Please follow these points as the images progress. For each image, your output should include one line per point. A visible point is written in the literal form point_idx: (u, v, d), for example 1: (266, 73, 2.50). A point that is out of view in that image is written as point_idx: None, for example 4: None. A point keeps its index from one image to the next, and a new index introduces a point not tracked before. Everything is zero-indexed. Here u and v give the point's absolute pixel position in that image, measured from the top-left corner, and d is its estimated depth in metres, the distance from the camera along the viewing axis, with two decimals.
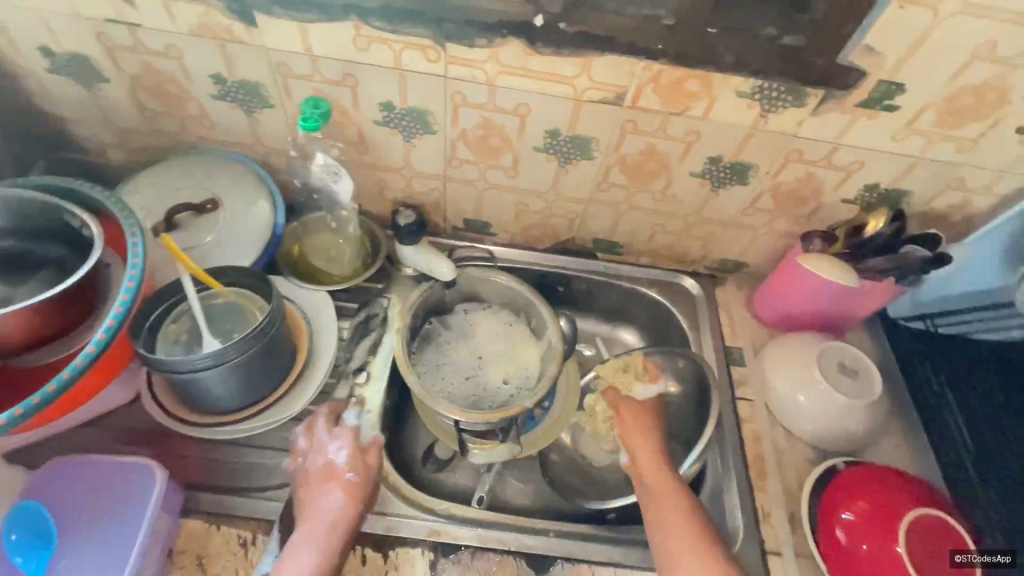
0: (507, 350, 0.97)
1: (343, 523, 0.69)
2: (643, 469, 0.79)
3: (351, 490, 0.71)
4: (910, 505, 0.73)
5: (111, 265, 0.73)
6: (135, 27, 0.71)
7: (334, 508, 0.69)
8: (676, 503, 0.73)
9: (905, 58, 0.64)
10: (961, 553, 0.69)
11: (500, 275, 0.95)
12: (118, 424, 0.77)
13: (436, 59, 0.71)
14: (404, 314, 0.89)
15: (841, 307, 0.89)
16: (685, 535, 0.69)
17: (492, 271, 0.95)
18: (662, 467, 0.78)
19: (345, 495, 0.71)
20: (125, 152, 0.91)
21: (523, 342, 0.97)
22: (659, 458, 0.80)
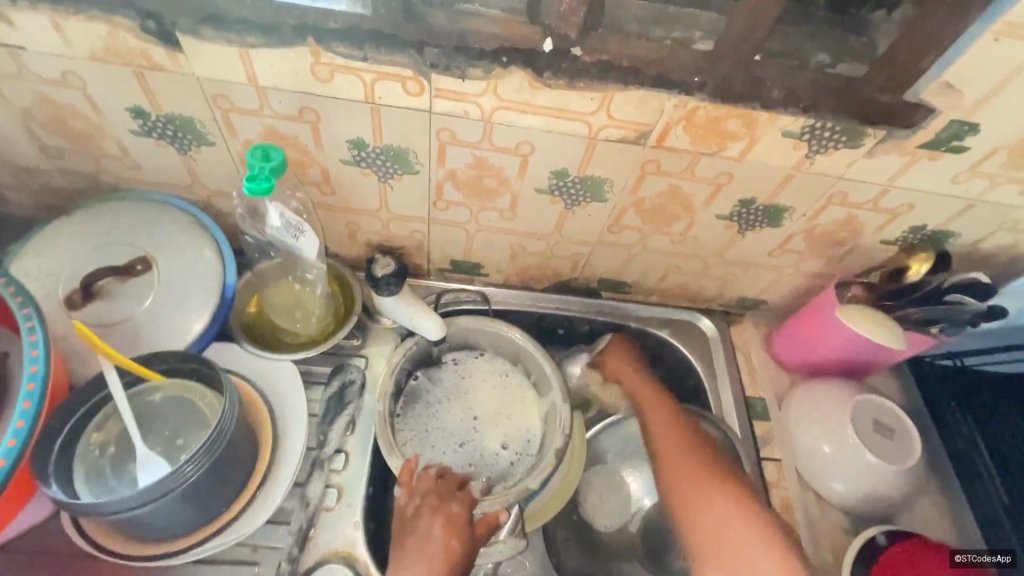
0: (505, 408, 0.83)
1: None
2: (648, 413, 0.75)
3: (449, 548, 0.64)
4: (926, 547, 0.71)
5: (10, 353, 0.59)
6: (17, 50, 0.54)
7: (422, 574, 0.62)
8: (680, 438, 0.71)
9: (985, 98, 0.54)
10: (961, 554, 0.71)
11: (512, 330, 0.82)
12: (32, 549, 0.62)
13: (419, 91, 0.57)
14: (388, 378, 0.76)
15: (878, 356, 0.80)
16: (693, 471, 0.67)
17: (503, 325, 0.82)
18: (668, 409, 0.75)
19: (438, 557, 0.63)
20: (28, 194, 0.73)
21: (522, 398, 0.84)
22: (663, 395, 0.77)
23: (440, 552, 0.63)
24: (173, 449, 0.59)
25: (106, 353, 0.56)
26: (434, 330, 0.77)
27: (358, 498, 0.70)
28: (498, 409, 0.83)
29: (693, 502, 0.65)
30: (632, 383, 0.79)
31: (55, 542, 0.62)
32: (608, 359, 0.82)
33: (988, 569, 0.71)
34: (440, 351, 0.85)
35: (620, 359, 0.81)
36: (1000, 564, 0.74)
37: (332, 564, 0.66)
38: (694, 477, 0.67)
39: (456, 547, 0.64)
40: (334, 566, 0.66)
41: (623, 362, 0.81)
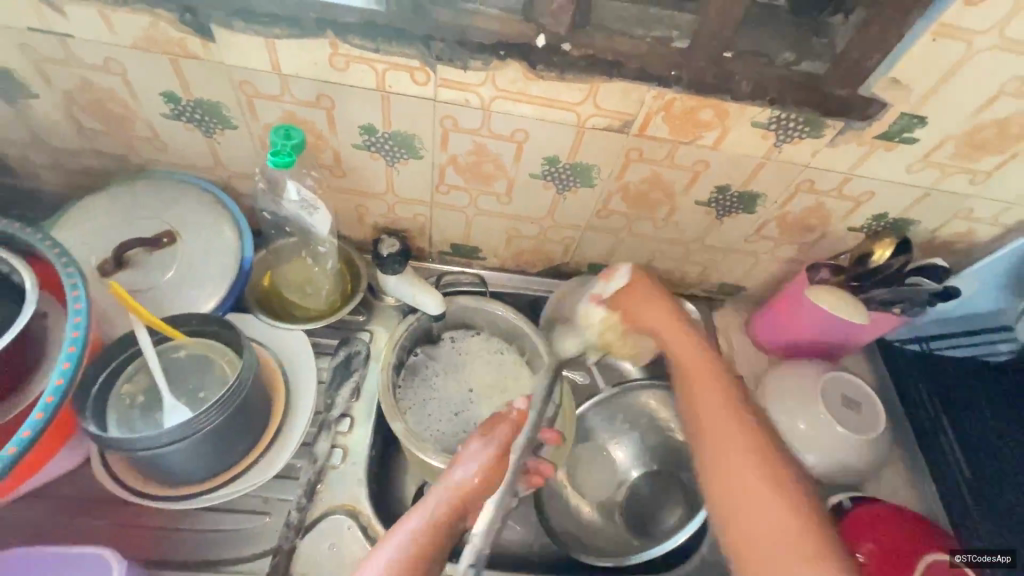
0: (497, 381, 0.88)
1: (456, 505, 0.66)
2: (687, 366, 0.74)
3: (483, 472, 0.68)
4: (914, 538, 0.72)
5: (48, 314, 0.64)
6: (66, 38, 0.61)
7: (456, 488, 0.67)
8: (721, 397, 0.70)
9: (929, 92, 0.60)
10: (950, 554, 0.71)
11: (498, 306, 0.88)
12: (66, 494, 0.68)
13: (425, 81, 0.63)
14: (389, 350, 0.81)
15: (845, 337, 0.86)
16: (737, 438, 0.67)
17: (490, 301, 0.88)
18: (704, 363, 0.73)
19: (471, 478, 0.68)
20: (61, 174, 0.80)
21: (516, 374, 0.89)
22: (696, 350, 0.74)
23: (478, 472, 0.68)
24: (195, 400, 0.65)
25: (137, 312, 0.62)
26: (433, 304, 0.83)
27: (362, 457, 0.75)
28: (492, 382, 0.88)
29: (726, 463, 0.66)
30: (676, 338, 0.75)
31: (85, 489, 0.68)
32: (632, 294, 0.78)
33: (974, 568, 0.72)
34: (439, 328, 0.91)
35: (644, 303, 0.78)
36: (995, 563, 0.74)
37: (337, 515, 0.70)
38: (736, 438, 0.67)
39: (491, 472, 0.69)
40: (339, 517, 0.71)
41: (659, 309, 0.77)
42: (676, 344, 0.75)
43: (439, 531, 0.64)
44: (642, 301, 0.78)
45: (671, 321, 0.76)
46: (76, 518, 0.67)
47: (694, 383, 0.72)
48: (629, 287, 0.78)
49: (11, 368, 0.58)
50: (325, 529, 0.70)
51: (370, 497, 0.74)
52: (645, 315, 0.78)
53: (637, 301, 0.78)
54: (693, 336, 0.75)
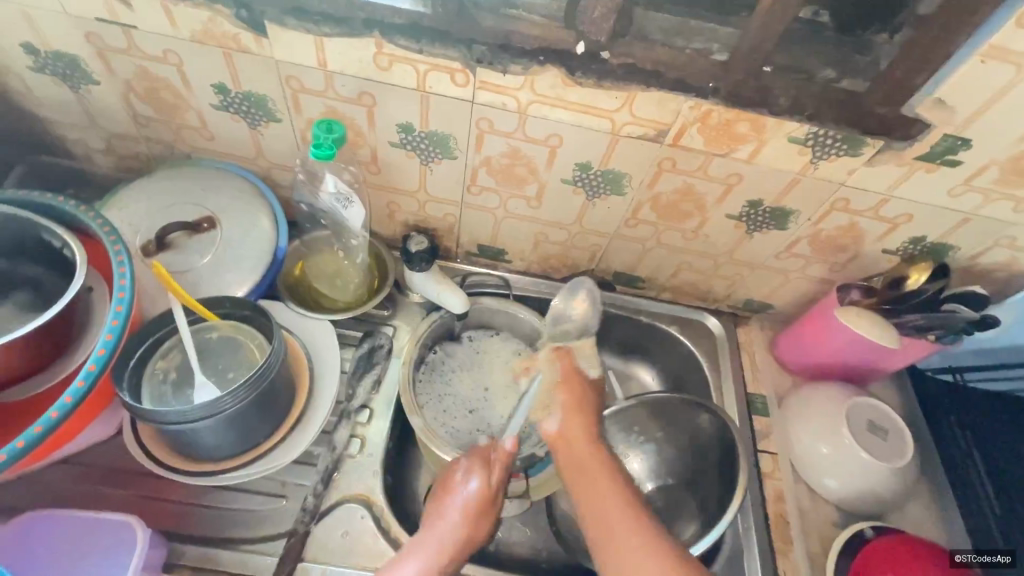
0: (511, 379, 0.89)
1: (470, 528, 0.67)
2: (572, 435, 0.73)
3: (487, 494, 0.69)
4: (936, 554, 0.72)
5: (94, 289, 0.67)
6: (130, 29, 0.64)
7: (455, 532, 0.66)
8: (603, 477, 0.68)
9: (975, 115, 0.59)
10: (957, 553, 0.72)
11: (520, 309, 0.89)
12: (99, 462, 0.70)
13: (465, 82, 0.65)
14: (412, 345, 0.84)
15: (871, 362, 0.84)
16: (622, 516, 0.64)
17: (512, 304, 0.89)
18: (590, 427, 0.74)
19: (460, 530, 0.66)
20: (114, 158, 0.84)
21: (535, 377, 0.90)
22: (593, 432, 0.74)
23: (477, 496, 0.68)
24: (224, 380, 0.67)
25: (177, 292, 0.65)
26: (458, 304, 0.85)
27: (378, 448, 0.77)
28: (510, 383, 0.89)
29: (609, 505, 0.65)
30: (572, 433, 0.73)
31: (113, 460, 0.71)
32: (568, 411, 0.75)
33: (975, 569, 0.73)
34: (461, 326, 0.91)
35: (569, 387, 0.78)
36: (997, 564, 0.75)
37: (350, 504, 0.71)
38: (612, 503, 0.65)
39: (489, 492, 0.69)
40: (353, 505, 0.72)
41: (580, 416, 0.75)
42: (572, 431, 0.73)
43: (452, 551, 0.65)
44: (571, 397, 0.77)
45: (591, 413, 0.76)
46: (102, 488, 0.69)
47: (582, 457, 0.71)
48: (566, 376, 0.79)
49: (56, 337, 0.61)
50: (340, 516, 0.71)
51: (384, 488, 0.75)
52: (569, 397, 0.76)
53: (570, 384, 0.78)
54: (592, 425, 0.74)
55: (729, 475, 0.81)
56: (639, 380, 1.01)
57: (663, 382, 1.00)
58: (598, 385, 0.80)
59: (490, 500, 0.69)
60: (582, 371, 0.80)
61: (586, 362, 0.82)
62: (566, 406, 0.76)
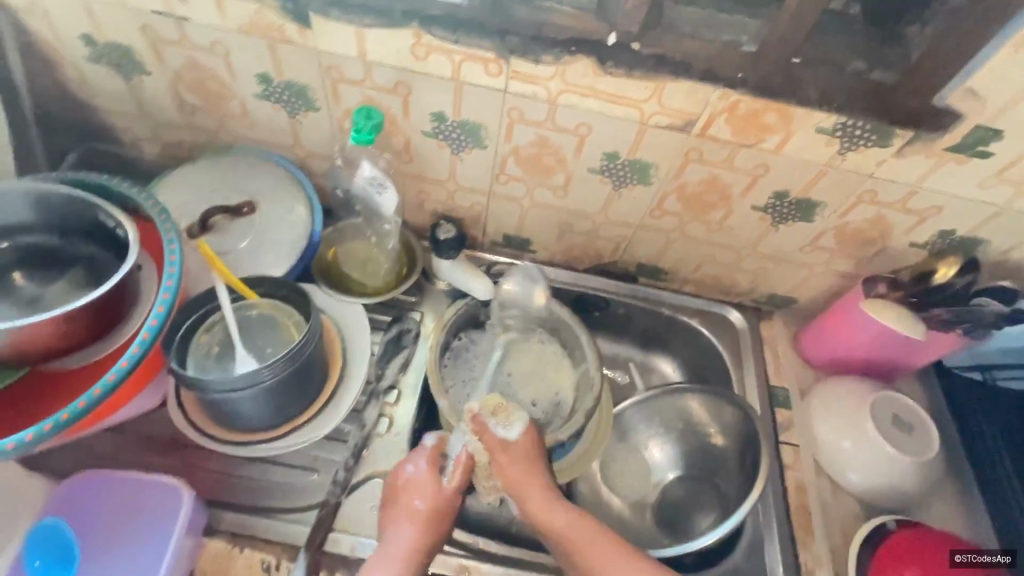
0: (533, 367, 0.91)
1: (425, 537, 0.64)
2: (530, 503, 0.67)
3: (434, 496, 0.67)
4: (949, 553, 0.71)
5: (143, 267, 0.71)
6: (182, 21, 0.68)
7: (409, 544, 0.63)
8: (575, 528, 0.66)
9: (1008, 105, 0.59)
10: (961, 554, 0.70)
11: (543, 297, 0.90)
12: (144, 432, 0.74)
13: (498, 72, 0.67)
14: (439, 330, 0.86)
15: (896, 357, 0.84)
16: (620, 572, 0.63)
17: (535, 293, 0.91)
18: (546, 494, 0.68)
19: (414, 541, 0.64)
20: (160, 145, 0.88)
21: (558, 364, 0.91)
22: (546, 485, 0.69)
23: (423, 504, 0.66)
24: (262, 355, 0.70)
25: (221, 270, 0.68)
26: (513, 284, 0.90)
27: (406, 427, 0.79)
28: (533, 370, 0.91)
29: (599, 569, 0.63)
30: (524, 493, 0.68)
31: (156, 430, 0.74)
32: (501, 459, 0.69)
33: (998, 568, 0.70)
34: (486, 314, 0.93)
35: (504, 467, 0.69)
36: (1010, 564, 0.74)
37: (378, 479, 0.74)
38: (605, 559, 0.64)
39: (436, 494, 0.67)
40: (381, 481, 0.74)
41: (521, 460, 0.69)
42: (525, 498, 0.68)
43: (410, 561, 0.62)
44: (506, 470, 0.69)
45: (536, 476, 0.69)
46: (147, 456, 0.73)
47: (553, 531, 0.66)
48: (504, 445, 0.70)
49: (110, 311, 0.65)
50: (367, 492, 0.73)
51: None
52: (510, 481, 0.68)
53: (511, 457, 0.69)
54: (547, 489, 0.68)
55: (751, 465, 0.81)
56: (659, 372, 1.02)
57: (684, 375, 1.01)
58: (531, 440, 0.71)
59: (439, 501, 0.67)
60: (503, 439, 0.70)
61: (503, 424, 0.71)
62: (513, 491, 0.69)
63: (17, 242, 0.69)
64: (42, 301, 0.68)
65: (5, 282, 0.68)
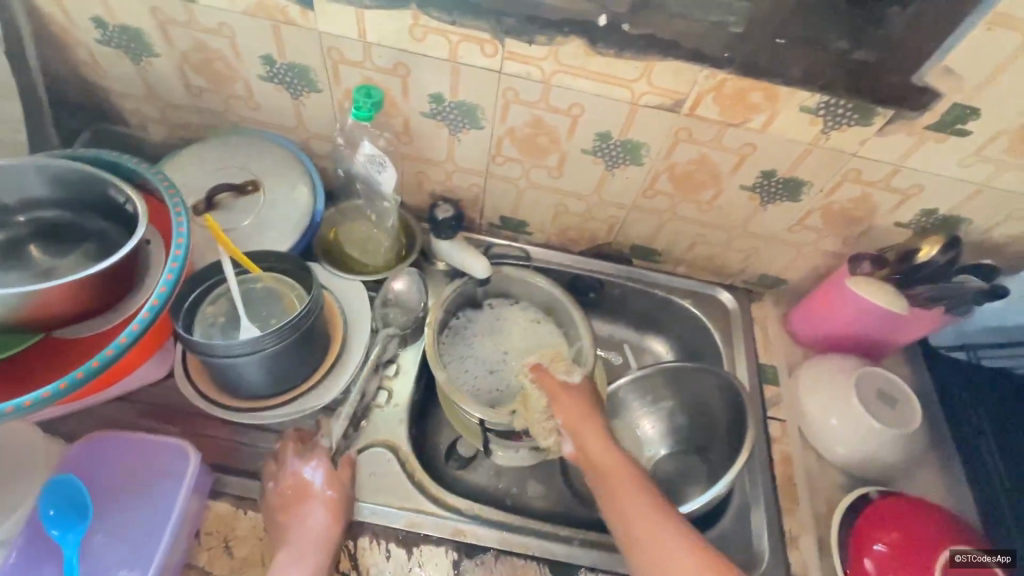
0: (529, 343, 0.94)
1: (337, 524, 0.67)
2: (585, 435, 0.75)
3: (340, 490, 0.70)
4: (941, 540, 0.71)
5: (151, 242, 0.74)
6: (190, 3, 0.71)
7: (321, 536, 0.65)
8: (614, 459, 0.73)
9: (984, 83, 0.61)
10: (961, 553, 0.70)
11: (537, 276, 0.93)
12: (151, 401, 0.77)
13: (493, 53, 0.69)
14: (438, 308, 0.87)
15: (880, 334, 0.87)
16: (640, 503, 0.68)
17: (530, 272, 0.93)
18: (600, 431, 0.75)
19: (326, 533, 0.66)
20: (168, 127, 0.91)
21: (552, 341, 0.94)
22: (597, 427, 0.76)
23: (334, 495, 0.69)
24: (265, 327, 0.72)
25: (226, 243, 0.71)
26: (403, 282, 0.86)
27: (405, 399, 0.82)
28: (528, 347, 0.93)
29: (624, 501, 0.69)
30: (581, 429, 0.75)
31: (162, 399, 0.77)
32: (562, 400, 0.78)
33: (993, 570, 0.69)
34: (482, 294, 0.96)
35: (563, 403, 0.77)
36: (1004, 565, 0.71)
37: (376, 448, 0.77)
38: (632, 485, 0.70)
39: (342, 490, 0.70)
40: (379, 450, 0.78)
41: (576, 402, 0.78)
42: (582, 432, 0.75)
43: (323, 551, 0.65)
44: (565, 405, 0.77)
45: (590, 416, 0.77)
46: (155, 423, 0.75)
47: (599, 468, 0.73)
48: (566, 387, 0.79)
49: (120, 281, 0.68)
50: (368, 459, 0.77)
51: (408, 436, 0.80)
52: (567, 417, 0.76)
53: (572, 398, 0.78)
54: (601, 428, 0.76)
55: (738, 439, 0.84)
56: (652, 352, 1.05)
57: (676, 354, 1.04)
58: (587, 390, 0.80)
59: (346, 495, 0.70)
60: (565, 382, 0.80)
61: (564, 371, 0.81)
62: (568, 425, 0.76)
63: (31, 215, 0.72)
64: (57, 272, 0.71)
65: (20, 254, 0.71)
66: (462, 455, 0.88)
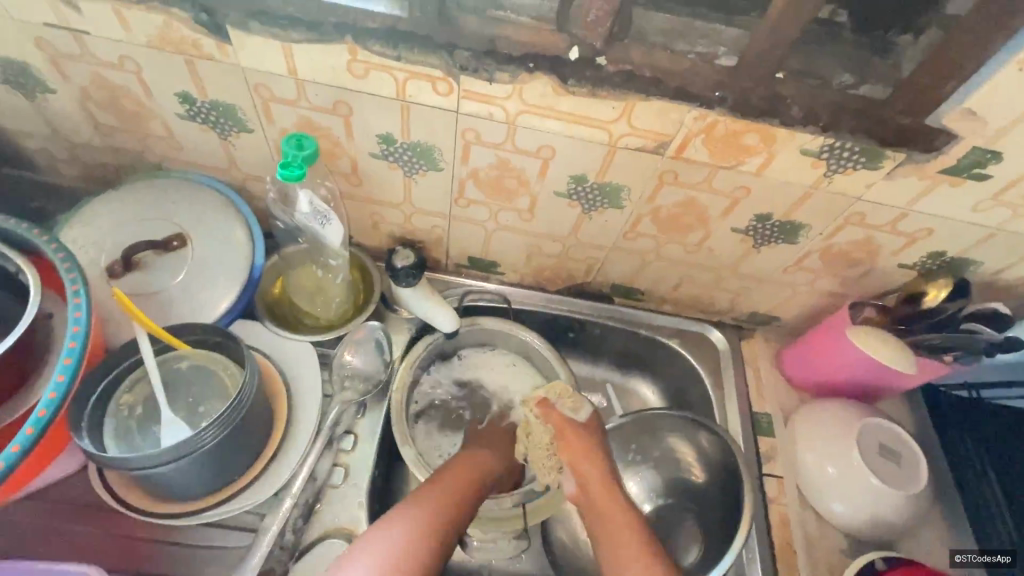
0: (510, 397, 0.87)
1: (428, 536, 0.62)
2: (585, 475, 0.73)
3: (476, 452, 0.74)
4: None
5: (54, 315, 0.62)
6: (81, 34, 0.59)
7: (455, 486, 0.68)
8: (610, 504, 0.71)
9: (1008, 126, 0.54)
10: None
11: (523, 331, 0.86)
12: (63, 497, 0.66)
13: (448, 91, 0.59)
14: (408, 367, 0.80)
15: (883, 380, 0.80)
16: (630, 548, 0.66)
17: (514, 326, 0.86)
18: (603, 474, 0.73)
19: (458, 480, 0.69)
20: (80, 168, 0.79)
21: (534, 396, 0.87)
22: (604, 473, 0.74)
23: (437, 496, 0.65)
24: (194, 415, 0.63)
25: (140, 321, 0.59)
26: (358, 356, 0.78)
27: (364, 479, 0.72)
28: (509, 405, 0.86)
29: (619, 560, 0.65)
30: (581, 467, 0.74)
31: (82, 494, 0.67)
32: (568, 434, 0.77)
33: None
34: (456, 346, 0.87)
35: (568, 442, 0.76)
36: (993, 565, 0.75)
37: (331, 539, 0.68)
38: (621, 527, 0.68)
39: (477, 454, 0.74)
40: (335, 539, 0.68)
41: (582, 437, 0.77)
42: (583, 471, 0.74)
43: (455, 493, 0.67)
44: (572, 446, 0.76)
45: (595, 455, 0.75)
46: (71, 525, 0.66)
47: (600, 515, 0.71)
48: (568, 428, 0.77)
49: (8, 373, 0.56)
50: (322, 553, 0.67)
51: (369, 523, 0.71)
52: (570, 455, 0.75)
53: (578, 435, 0.77)
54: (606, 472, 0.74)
55: (734, 502, 0.77)
56: (638, 394, 0.97)
57: (663, 397, 0.96)
58: (594, 429, 0.78)
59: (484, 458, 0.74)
60: (571, 419, 0.78)
61: (571, 407, 0.79)
62: (571, 464, 0.75)
63: None
64: None
65: None
66: None
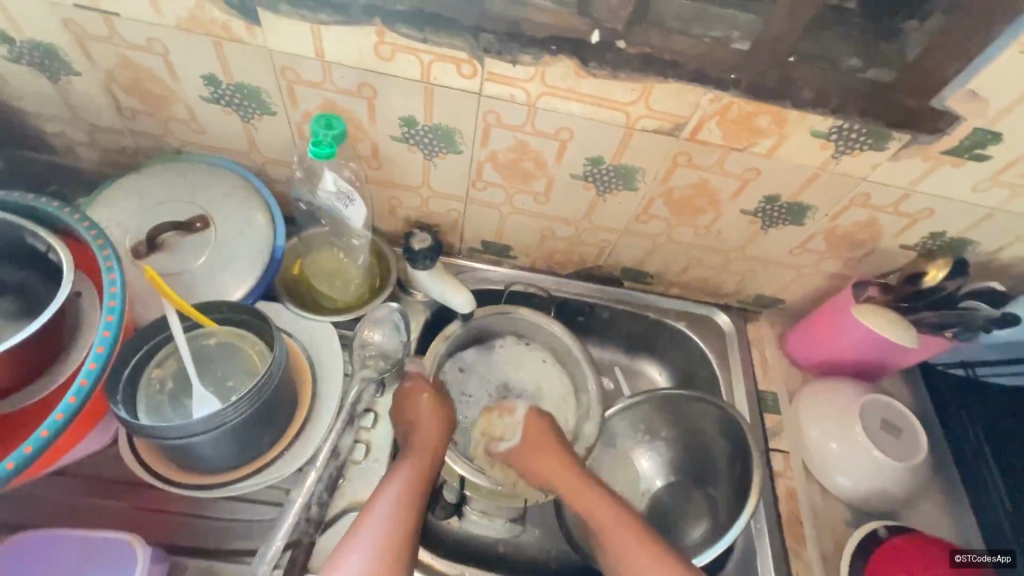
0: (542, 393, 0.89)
1: (409, 514, 0.64)
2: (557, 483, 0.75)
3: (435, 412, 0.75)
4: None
5: (82, 293, 0.63)
6: (110, 15, 0.60)
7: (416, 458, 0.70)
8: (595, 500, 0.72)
9: (1009, 107, 0.56)
10: (961, 554, 0.71)
11: (551, 323, 0.88)
12: (92, 473, 0.68)
13: (472, 73, 0.61)
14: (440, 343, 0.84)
15: (884, 358, 0.82)
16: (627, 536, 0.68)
17: (545, 318, 0.88)
18: (568, 472, 0.75)
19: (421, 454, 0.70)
20: (99, 152, 0.80)
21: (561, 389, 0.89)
22: (572, 472, 0.76)
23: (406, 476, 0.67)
24: (223, 390, 0.64)
25: (171, 297, 0.61)
26: (381, 334, 0.78)
27: (384, 454, 0.76)
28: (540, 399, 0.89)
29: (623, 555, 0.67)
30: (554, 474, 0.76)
31: (110, 470, 0.69)
32: (527, 450, 0.78)
33: (988, 569, 0.72)
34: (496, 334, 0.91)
35: (539, 450, 0.78)
36: (999, 564, 0.76)
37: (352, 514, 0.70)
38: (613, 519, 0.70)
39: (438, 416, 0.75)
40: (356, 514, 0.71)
41: (535, 442, 0.79)
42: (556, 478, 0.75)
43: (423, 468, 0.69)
44: (539, 449, 0.78)
45: (551, 456, 0.77)
46: (101, 500, 0.67)
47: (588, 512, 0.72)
48: (521, 443, 0.79)
49: (43, 348, 0.58)
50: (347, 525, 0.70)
51: None
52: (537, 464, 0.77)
53: (527, 448, 0.79)
54: (573, 469, 0.76)
55: (742, 475, 0.80)
56: (645, 376, 1.00)
57: (670, 378, 0.99)
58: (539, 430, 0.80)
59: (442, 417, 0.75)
60: (522, 429, 0.81)
61: (500, 421, 0.83)
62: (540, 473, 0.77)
63: None
64: None
65: None
66: (448, 502, 0.79)
